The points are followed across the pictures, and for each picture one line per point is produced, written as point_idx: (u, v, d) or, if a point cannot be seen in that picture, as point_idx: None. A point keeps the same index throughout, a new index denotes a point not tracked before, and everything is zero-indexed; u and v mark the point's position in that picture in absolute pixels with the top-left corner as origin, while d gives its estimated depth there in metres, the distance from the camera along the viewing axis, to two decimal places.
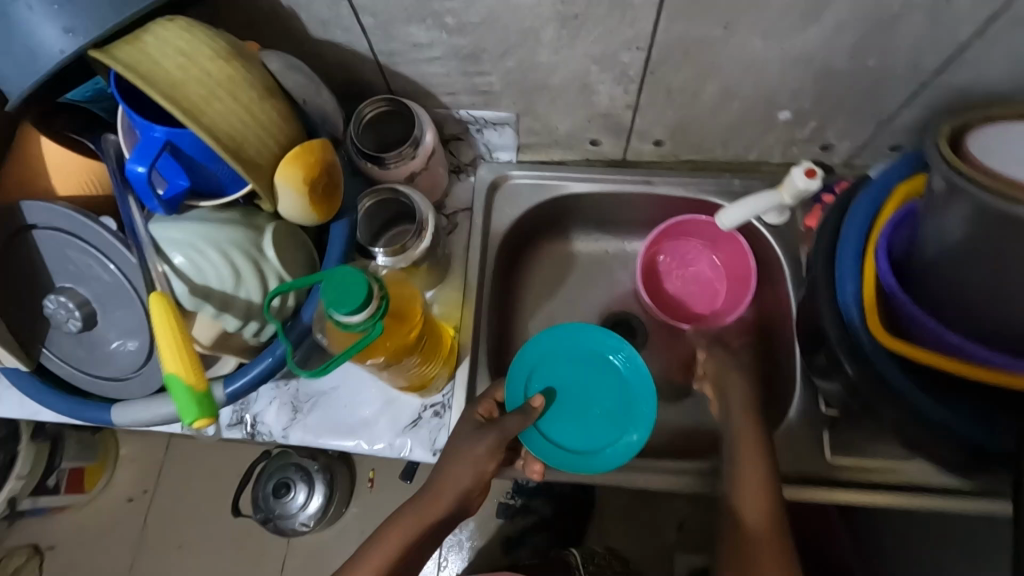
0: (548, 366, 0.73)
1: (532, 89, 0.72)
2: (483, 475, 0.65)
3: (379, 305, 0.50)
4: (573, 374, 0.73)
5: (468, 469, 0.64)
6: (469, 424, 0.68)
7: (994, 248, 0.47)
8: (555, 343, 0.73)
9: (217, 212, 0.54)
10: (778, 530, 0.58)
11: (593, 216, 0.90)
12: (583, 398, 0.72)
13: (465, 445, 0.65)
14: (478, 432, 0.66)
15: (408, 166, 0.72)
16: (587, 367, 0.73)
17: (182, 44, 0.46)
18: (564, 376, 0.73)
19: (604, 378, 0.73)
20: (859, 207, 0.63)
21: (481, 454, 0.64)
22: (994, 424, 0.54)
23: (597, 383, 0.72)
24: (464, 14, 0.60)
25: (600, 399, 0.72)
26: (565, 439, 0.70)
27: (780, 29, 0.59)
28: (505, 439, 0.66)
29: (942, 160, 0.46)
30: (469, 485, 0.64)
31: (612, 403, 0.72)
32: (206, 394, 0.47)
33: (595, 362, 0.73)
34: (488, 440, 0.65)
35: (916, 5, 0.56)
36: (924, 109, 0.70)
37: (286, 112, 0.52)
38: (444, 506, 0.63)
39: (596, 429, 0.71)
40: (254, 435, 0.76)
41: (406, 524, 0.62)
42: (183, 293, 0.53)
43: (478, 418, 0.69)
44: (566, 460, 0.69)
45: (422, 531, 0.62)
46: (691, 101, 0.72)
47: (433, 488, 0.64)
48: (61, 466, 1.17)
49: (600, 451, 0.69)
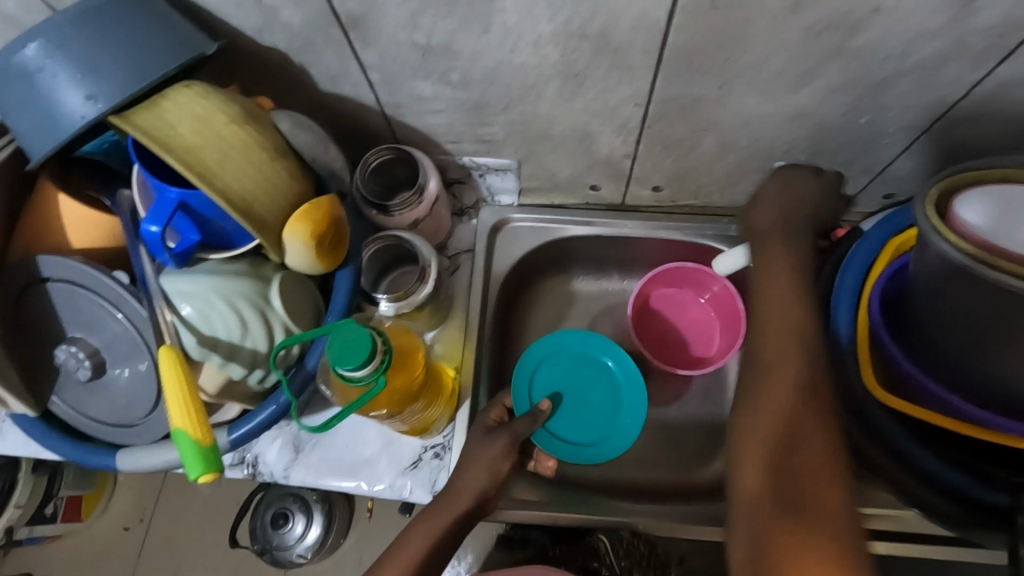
0: (549, 372, 0.79)
1: (535, 139, 0.74)
2: (498, 477, 0.65)
3: (383, 358, 0.50)
4: (571, 377, 0.80)
5: (484, 470, 0.64)
6: (479, 428, 0.69)
7: (994, 318, 0.48)
8: (554, 351, 0.80)
9: (225, 265, 0.56)
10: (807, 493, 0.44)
11: (594, 256, 0.91)
12: (583, 398, 0.79)
13: (478, 448, 0.66)
14: (491, 435, 0.67)
15: (413, 213, 0.74)
16: (585, 371, 0.80)
17: (199, 111, 0.49)
18: (562, 379, 0.79)
19: (598, 381, 0.79)
20: (852, 262, 0.64)
21: (496, 454, 0.65)
22: (992, 482, 0.54)
23: (596, 385, 0.79)
24: (469, 71, 0.63)
25: (597, 401, 0.79)
26: (569, 433, 0.78)
27: (773, 89, 0.62)
28: (516, 442, 0.68)
29: (931, 227, 0.48)
30: (485, 488, 0.64)
31: (608, 405, 0.79)
32: (213, 448, 0.48)
33: (591, 366, 0.80)
34: (500, 441, 0.66)
35: (905, 70, 0.58)
36: (915, 162, 0.72)
37: (293, 169, 0.54)
38: (458, 515, 0.62)
39: (594, 423, 0.78)
40: (255, 475, 0.76)
41: (415, 542, 0.61)
42: (191, 344, 0.54)
43: (489, 422, 0.69)
44: (574, 452, 0.76)
45: (435, 543, 0.61)
46: (688, 152, 0.74)
47: (451, 491, 0.63)
48: (59, 494, 1.17)
49: (600, 444, 0.76)
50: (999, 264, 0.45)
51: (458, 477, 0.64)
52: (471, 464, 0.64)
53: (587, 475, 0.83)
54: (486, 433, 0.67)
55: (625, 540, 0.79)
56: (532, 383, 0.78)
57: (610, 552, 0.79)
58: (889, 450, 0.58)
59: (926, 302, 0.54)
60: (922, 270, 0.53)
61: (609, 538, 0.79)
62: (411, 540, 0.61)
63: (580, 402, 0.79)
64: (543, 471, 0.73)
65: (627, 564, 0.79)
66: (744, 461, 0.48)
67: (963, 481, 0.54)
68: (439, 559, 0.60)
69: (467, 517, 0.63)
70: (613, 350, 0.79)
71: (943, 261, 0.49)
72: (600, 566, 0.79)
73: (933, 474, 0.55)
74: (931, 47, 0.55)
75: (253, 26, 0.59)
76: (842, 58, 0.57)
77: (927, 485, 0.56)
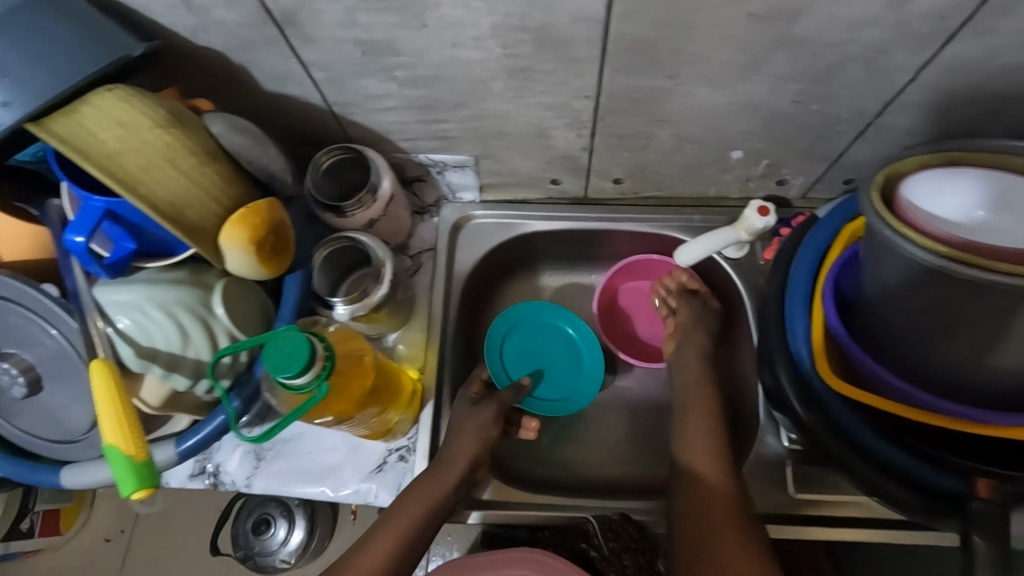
0: (516, 339, 0.84)
1: (490, 135, 0.73)
2: (486, 442, 0.72)
3: (324, 364, 0.49)
4: (537, 343, 0.85)
5: (473, 437, 0.71)
6: (464, 401, 0.76)
7: (940, 305, 0.47)
8: (522, 321, 0.85)
9: (164, 273, 0.54)
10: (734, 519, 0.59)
11: (560, 251, 0.90)
12: (550, 361, 0.84)
13: (468, 418, 0.73)
14: (477, 407, 0.74)
15: (367, 212, 0.72)
16: (547, 338, 0.85)
17: (121, 115, 0.47)
18: (530, 346, 0.85)
19: (561, 345, 0.85)
20: (805, 252, 0.64)
21: (483, 422, 0.73)
22: (949, 467, 0.54)
23: (558, 350, 0.85)
24: (414, 67, 0.61)
25: (562, 365, 0.85)
26: (542, 392, 0.83)
27: (722, 79, 0.61)
28: (502, 410, 0.75)
29: (874, 210, 0.48)
30: (477, 454, 0.70)
31: (572, 365, 0.84)
32: (148, 465, 0.47)
33: (553, 334, 0.85)
34: (486, 411, 0.74)
35: (852, 56, 0.57)
36: (872, 147, 0.71)
37: (226, 174, 0.53)
38: (450, 484, 0.67)
39: (564, 381, 0.84)
40: (217, 485, 0.75)
41: (398, 524, 0.62)
42: (130, 357, 0.53)
43: (472, 394, 0.77)
44: (548, 408, 0.82)
45: (412, 533, 0.61)
46: (645, 144, 0.73)
47: (445, 459, 0.68)
48: (36, 508, 1.14)
49: (567, 400, 0.83)
50: (946, 252, 0.43)
51: (451, 447, 0.70)
52: (459, 436, 0.71)
53: (559, 474, 0.82)
54: (473, 405, 0.75)
55: (615, 521, 0.70)
56: (503, 352, 0.83)
57: (600, 534, 0.68)
58: (844, 438, 0.57)
59: (874, 291, 0.54)
60: (870, 256, 0.52)
61: (598, 520, 0.70)
62: (401, 514, 0.63)
63: (548, 366, 0.84)
64: (527, 435, 0.79)
65: (616, 546, 0.67)
66: (705, 508, 0.61)
67: (912, 466, 0.54)
68: (417, 546, 0.61)
69: (447, 498, 0.66)
70: (570, 316, 0.85)
71: (885, 243, 0.48)
72: (590, 549, 0.67)
73: (888, 460, 0.55)
74: (875, 32, 0.54)
75: (185, 26, 0.57)
76: (787, 45, 0.56)
77: (888, 476, 0.55)
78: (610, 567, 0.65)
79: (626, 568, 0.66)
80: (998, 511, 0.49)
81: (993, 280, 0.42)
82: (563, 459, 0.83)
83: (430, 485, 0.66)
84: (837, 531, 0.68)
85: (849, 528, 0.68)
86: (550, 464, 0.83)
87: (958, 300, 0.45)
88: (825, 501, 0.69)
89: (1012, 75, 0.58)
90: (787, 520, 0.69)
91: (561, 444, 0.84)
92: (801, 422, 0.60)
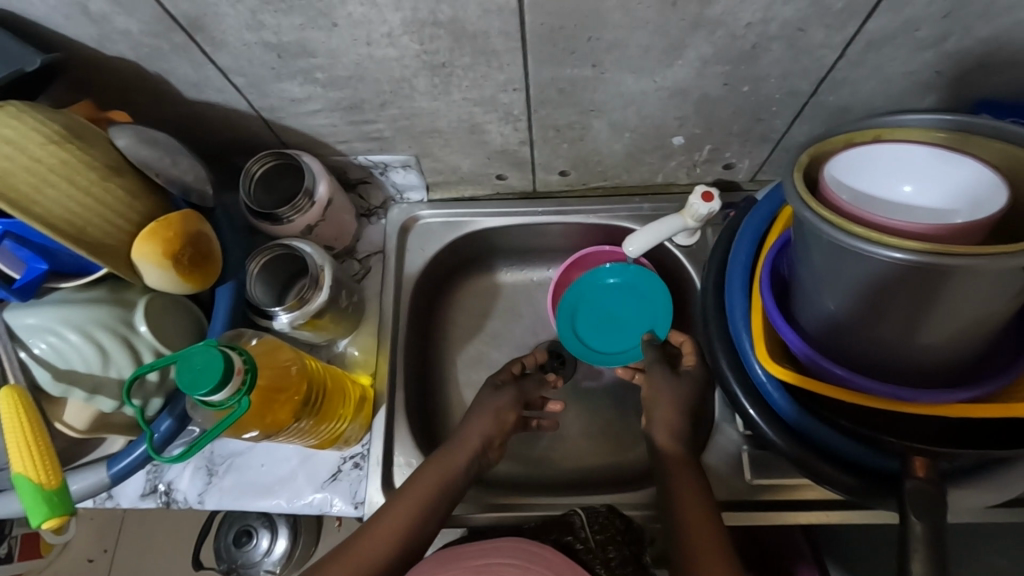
0: (577, 312, 0.84)
1: (423, 133, 0.71)
2: (502, 426, 0.70)
3: (243, 378, 0.49)
4: (597, 300, 0.83)
5: (490, 418, 0.70)
6: (488, 385, 0.74)
7: (863, 290, 0.45)
8: (580, 286, 0.83)
9: (79, 292, 0.55)
10: (697, 511, 0.57)
11: (513, 247, 0.89)
12: (617, 315, 0.83)
13: (488, 400, 0.71)
14: (500, 390, 0.73)
15: (305, 218, 0.70)
16: (601, 297, 0.83)
17: (9, 132, 0.48)
18: (592, 305, 0.83)
19: (617, 296, 0.83)
20: (744, 238, 0.65)
21: (501, 405, 0.71)
22: (881, 447, 0.55)
23: (615, 301, 0.83)
24: (333, 68, 0.60)
25: (628, 308, 0.82)
26: (626, 341, 0.82)
27: (648, 64, 0.60)
28: (521, 396, 0.74)
29: (796, 195, 0.45)
30: (491, 433, 0.69)
31: (635, 304, 0.82)
32: (59, 492, 0.49)
33: (603, 293, 0.83)
34: (507, 395, 0.72)
35: (773, 36, 0.56)
36: (811, 126, 0.70)
37: (131, 187, 0.54)
38: (463, 460, 0.65)
39: (639, 319, 0.82)
40: (169, 503, 0.72)
41: (407, 505, 0.60)
42: (47, 380, 0.54)
43: (508, 375, 0.75)
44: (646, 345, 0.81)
45: (425, 507, 0.61)
46: (582, 135, 0.72)
47: (456, 439, 0.67)
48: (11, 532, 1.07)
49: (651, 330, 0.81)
50: (855, 230, 0.41)
51: (463, 427, 0.69)
52: (476, 415, 0.70)
53: (517, 470, 0.81)
54: (495, 389, 0.73)
55: (602, 513, 0.68)
56: (575, 331, 0.83)
57: (585, 525, 0.66)
58: (776, 419, 0.59)
59: (797, 278, 0.53)
60: (795, 234, 0.50)
61: (584, 513, 0.67)
62: (414, 489, 0.62)
63: (620, 316, 0.83)
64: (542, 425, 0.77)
65: (602, 538, 0.65)
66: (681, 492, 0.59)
67: (846, 447, 0.56)
68: (429, 520, 0.60)
69: (461, 477, 0.65)
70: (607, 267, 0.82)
71: (806, 226, 0.46)
72: (574, 542, 0.63)
73: (818, 438, 0.57)
74: (790, 10, 0.53)
75: (90, 37, 0.55)
76: (705, 27, 0.55)
77: (817, 454, 0.57)
78: (594, 561, 0.61)
79: (612, 562, 0.62)
80: (934, 487, 0.49)
81: (899, 259, 0.40)
82: (525, 456, 0.82)
83: (426, 472, 0.64)
84: (792, 515, 0.68)
85: (806, 511, 0.68)
86: (509, 459, 0.82)
87: (879, 282, 0.43)
88: (777, 485, 0.69)
89: (935, 47, 0.58)
90: (741, 506, 0.69)
91: (521, 442, 0.83)
92: (744, 411, 0.60)
